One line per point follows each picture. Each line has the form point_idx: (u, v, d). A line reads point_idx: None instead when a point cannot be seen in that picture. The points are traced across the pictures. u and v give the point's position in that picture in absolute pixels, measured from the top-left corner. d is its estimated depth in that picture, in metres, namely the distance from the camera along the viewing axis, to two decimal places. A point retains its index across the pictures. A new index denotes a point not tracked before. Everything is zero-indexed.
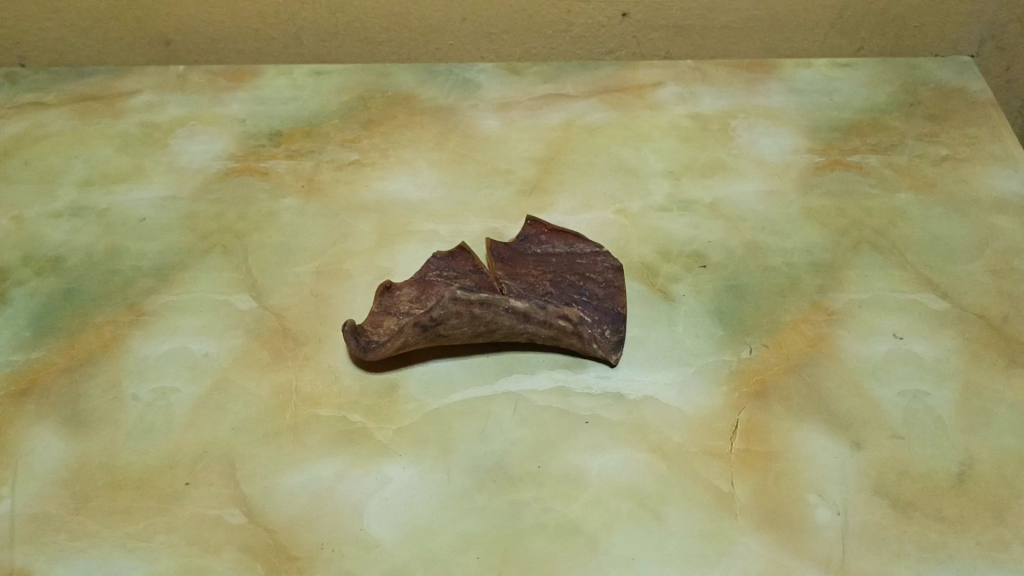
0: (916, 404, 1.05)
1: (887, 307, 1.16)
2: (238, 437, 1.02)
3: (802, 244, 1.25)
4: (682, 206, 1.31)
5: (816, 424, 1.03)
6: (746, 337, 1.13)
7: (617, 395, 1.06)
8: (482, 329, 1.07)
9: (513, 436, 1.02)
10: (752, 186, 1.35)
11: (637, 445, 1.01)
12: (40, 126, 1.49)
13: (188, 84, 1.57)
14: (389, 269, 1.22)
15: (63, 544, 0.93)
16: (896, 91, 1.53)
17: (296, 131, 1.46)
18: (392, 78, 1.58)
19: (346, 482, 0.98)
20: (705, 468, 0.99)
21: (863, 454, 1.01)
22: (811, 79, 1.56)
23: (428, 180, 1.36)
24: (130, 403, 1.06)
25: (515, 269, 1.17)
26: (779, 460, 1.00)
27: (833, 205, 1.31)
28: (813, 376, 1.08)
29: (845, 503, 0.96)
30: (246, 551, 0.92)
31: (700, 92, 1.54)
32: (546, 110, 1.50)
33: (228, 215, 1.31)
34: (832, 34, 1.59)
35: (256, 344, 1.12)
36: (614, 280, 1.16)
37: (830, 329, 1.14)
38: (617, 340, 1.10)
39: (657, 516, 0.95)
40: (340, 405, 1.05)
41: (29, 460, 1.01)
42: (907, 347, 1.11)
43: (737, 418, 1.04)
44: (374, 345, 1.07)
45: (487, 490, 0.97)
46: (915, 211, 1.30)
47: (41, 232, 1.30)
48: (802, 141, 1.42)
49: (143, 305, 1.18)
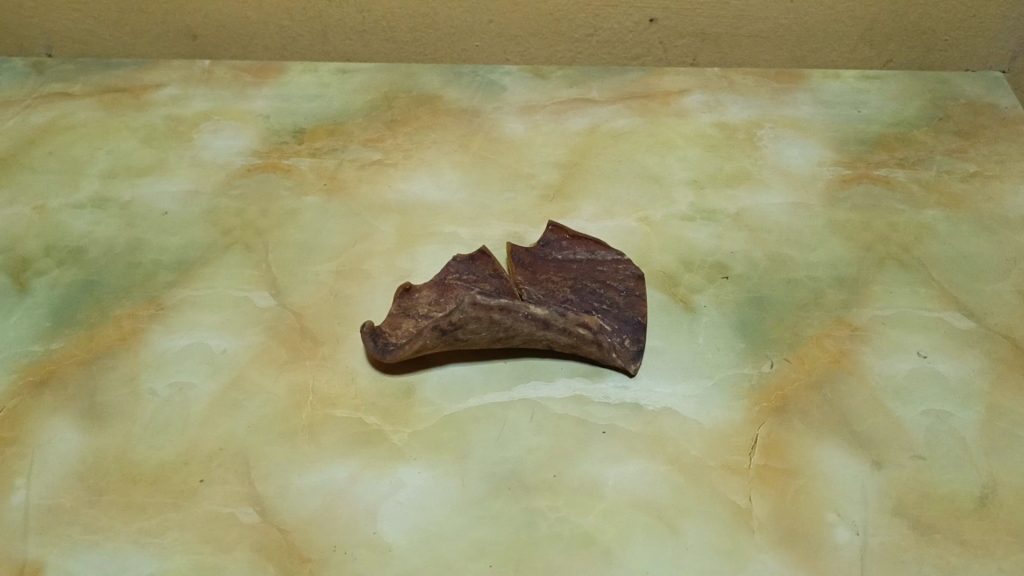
0: (939, 425, 1.04)
1: (912, 325, 1.15)
2: (254, 435, 1.02)
3: (826, 258, 1.24)
4: (706, 215, 1.30)
5: (836, 442, 1.02)
6: (767, 350, 1.11)
7: (635, 405, 1.05)
8: (500, 335, 1.06)
9: (530, 444, 1.01)
10: (777, 197, 1.33)
11: (654, 457, 1.00)
12: (65, 116, 1.50)
13: (213, 78, 1.58)
14: (408, 270, 1.21)
15: (77, 537, 0.93)
16: (925, 105, 1.51)
17: (320, 129, 1.46)
18: (416, 78, 1.57)
19: (360, 485, 0.97)
20: (723, 483, 0.98)
21: (884, 474, 0.99)
22: (839, 90, 1.54)
23: (450, 182, 1.36)
24: (147, 397, 1.06)
25: (536, 275, 1.16)
26: (798, 477, 0.99)
27: (859, 219, 1.30)
28: (834, 393, 1.07)
29: (864, 523, 0.95)
30: (259, 551, 0.92)
31: (727, 101, 1.52)
32: (570, 115, 1.49)
33: (250, 211, 1.31)
34: (862, 45, 1.57)
35: (274, 342, 1.12)
36: (635, 288, 1.15)
37: (853, 346, 1.12)
38: (636, 350, 1.09)
39: (673, 530, 0.94)
40: (356, 407, 1.05)
41: (45, 451, 1.01)
42: (932, 366, 1.10)
43: (756, 433, 1.02)
44: (392, 347, 1.06)
45: (501, 497, 0.96)
46: (942, 228, 1.28)
47: (63, 223, 1.30)
48: (828, 153, 1.41)
49: (162, 299, 1.18)
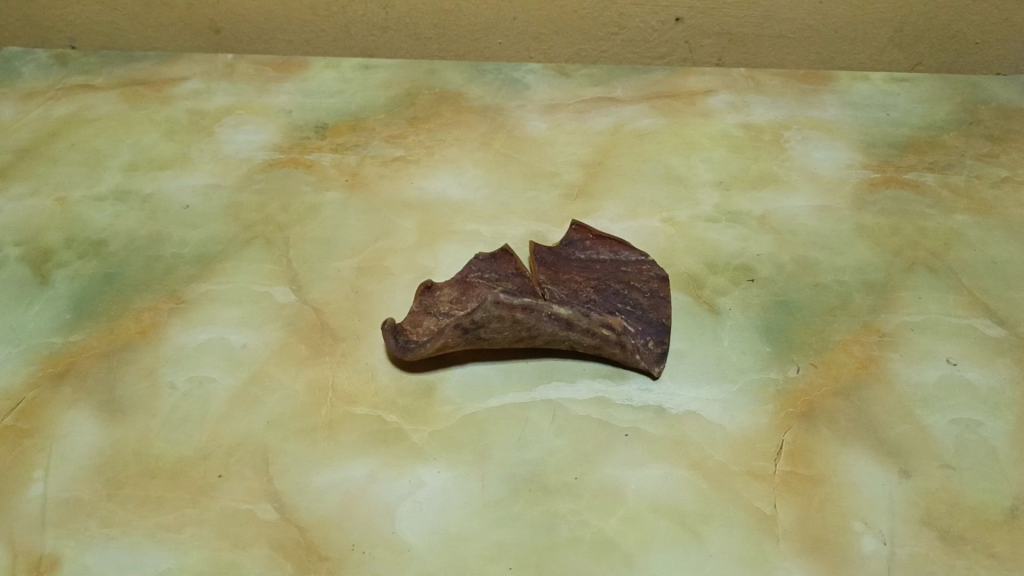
0: (968, 434, 1.01)
1: (941, 332, 1.13)
2: (274, 431, 1.01)
3: (853, 262, 1.22)
4: (731, 217, 1.29)
5: (863, 449, 1.00)
6: (793, 355, 1.10)
7: (658, 409, 1.04)
8: (523, 334, 1.05)
9: (552, 445, 1.00)
10: (804, 200, 1.31)
11: (677, 462, 0.99)
12: (88, 108, 1.50)
13: (235, 73, 1.57)
14: (430, 267, 1.20)
15: (94, 531, 0.93)
16: (955, 108, 1.49)
17: (342, 124, 1.46)
18: (439, 75, 1.56)
19: (379, 484, 0.96)
20: (747, 489, 0.96)
21: (912, 483, 0.97)
22: (867, 93, 1.52)
23: (473, 180, 1.35)
24: (167, 391, 1.05)
25: (558, 274, 1.15)
26: (824, 484, 0.97)
27: (887, 224, 1.28)
28: (862, 399, 1.05)
29: (891, 533, 0.93)
30: (276, 549, 0.91)
31: (753, 102, 1.50)
32: (594, 114, 1.48)
33: (271, 206, 1.30)
34: (890, 47, 1.57)
35: (294, 338, 1.11)
36: (659, 289, 1.13)
37: (881, 352, 1.10)
38: (660, 352, 1.07)
39: (696, 536, 0.92)
40: (376, 405, 1.04)
41: (64, 443, 1.01)
42: (961, 374, 1.08)
43: (781, 439, 1.01)
44: (412, 345, 1.05)
45: (521, 499, 0.95)
46: (972, 234, 1.26)
47: (85, 215, 1.30)
48: (856, 156, 1.39)
49: (183, 293, 1.17)
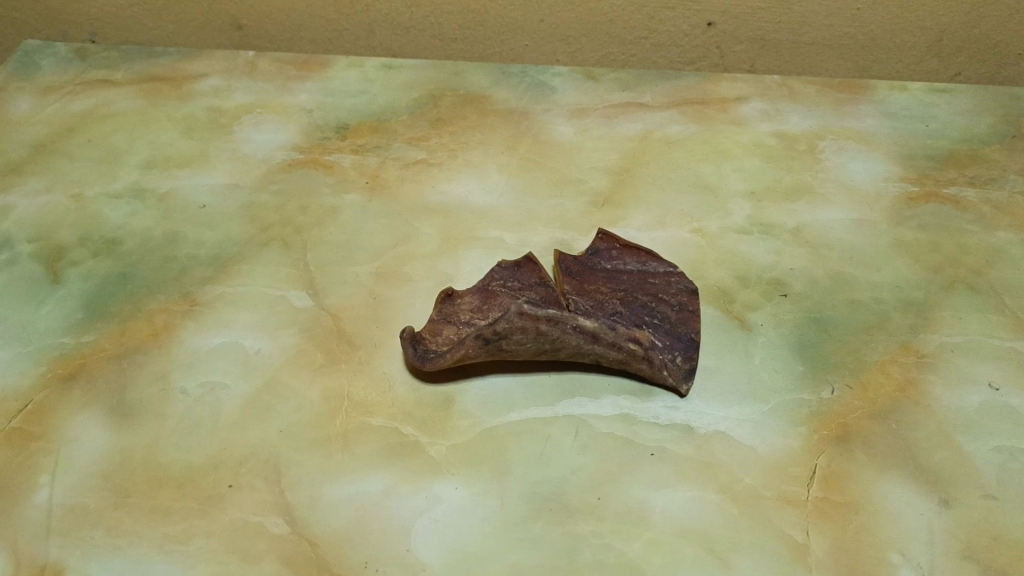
0: (1012, 463, 0.96)
1: (983, 354, 1.08)
2: (287, 442, 0.98)
3: (891, 279, 1.17)
4: (764, 229, 1.24)
5: (901, 477, 0.95)
6: (828, 375, 1.05)
7: (686, 428, 0.99)
8: (546, 347, 1.01)
9: (575, 463, 0.96)
10: (838, 212, 1.27)
11: (705, 484, 0.94)
12: (107, 103, 1.48)
13: (257, 70, 1.54)
14: (451, 275, 1.16)
15: (99, 540, 0.89)
16: (998, 120, 1.43)
17: (364, 124, 1.42)
18: (463, 76, 1.53)
19: (394, 499, 0.93)
20: (779, 515, 0.91)
21: (952, 513, 0.92)
22: (905, 103, 1.47)
23: (496, 185, 1.31)
24: (178, 397, 1.02)
25: (583, 284, 1.11)
26: (860, 512, 0.92)
27: (926, 240, 1.23)
28: (900, 424, 1.00)
29: (931, 566, 0.88)
30: (287, 564, 0.87)
31: (787, 110, 1.46)
32: (622, 120, 1.43)
33: (290, 207, 1.27)
34: (930, 57, 1.55)
35: (310, 345, 1.08)
36: (688, 303, 1.09)
37: (920, 374, 1.05)
38: (688, 369, 1.03)
39: (725, 563, 0.88)
40: (392, 416, 1.00)
41: (71, 448, 0.98)
42: (1005, 399, 1.03)
43: (815, 463, 0.96)
44: (432, 355, 1.01)
45: (542, 519, 0.91)
46: (1016, 252, 1.21)
47: (100, 213, 1.27)
48: (893, 169, 1.34)
49: (198, 296, 1.14)
